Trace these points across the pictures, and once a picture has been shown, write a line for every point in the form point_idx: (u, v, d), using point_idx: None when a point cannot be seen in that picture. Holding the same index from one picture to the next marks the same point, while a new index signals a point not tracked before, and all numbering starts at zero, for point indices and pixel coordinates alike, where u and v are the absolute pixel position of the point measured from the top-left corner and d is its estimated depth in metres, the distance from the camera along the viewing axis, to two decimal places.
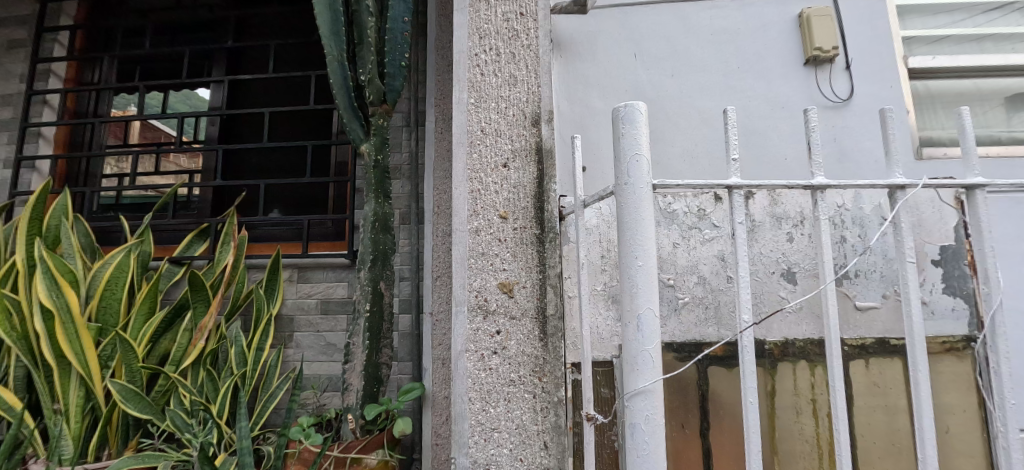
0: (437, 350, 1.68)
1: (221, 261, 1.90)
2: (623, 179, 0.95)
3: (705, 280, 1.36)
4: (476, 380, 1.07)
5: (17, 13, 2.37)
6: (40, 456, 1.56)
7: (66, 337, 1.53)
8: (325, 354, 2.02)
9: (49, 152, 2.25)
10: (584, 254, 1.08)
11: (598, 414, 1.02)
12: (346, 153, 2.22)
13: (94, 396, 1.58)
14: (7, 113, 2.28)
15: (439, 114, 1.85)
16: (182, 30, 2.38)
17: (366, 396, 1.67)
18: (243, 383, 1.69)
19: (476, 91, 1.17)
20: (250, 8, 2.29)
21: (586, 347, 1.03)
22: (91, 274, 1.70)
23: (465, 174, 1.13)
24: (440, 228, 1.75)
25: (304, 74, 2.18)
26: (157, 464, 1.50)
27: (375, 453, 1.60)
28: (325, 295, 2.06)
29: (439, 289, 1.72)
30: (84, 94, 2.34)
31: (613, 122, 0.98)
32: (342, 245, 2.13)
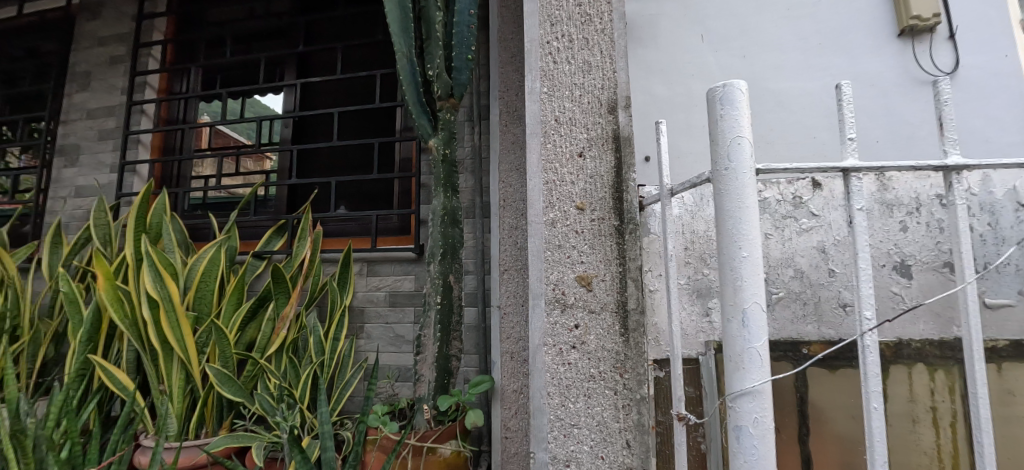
0: (506, 343, 1.69)
1: (299, 254, 2.00)
2: (723, 164, 0.90)
3: (803, 273, 1.28)
4: (554, 374, 1.05)
5: (116, 31, 2.59)
6: (150, 431, 1.67)
7: (169, 324, 1.65)
8: (395, 345, 2.08)
9: (146, 157, 2.45)
10: (669, 245, 1.03)
11: (690, 414, 0.97)
12: (410, 150, 2.27)
13: (193, 379, 1.70)
14: (111, 123, 2.50)
15: (504, 106, 1.84)
16: (257, 38, 2.52)
17: (437, 388, 1.70)
18: (322, 371, 1.78)
19: (550, 80, 1.16)
20: (320, 12, 2.39)
21: (676, 344, 0.99)
22: (188, 267, 1.83)
23: (539, 165, 1.11)
24: (505, 222, 1.76)
25: (370, 74, 2.24)
26: (252, 444, 1.58)
27: (449, 444, 1.65)
28: (393, 287, 2.11)
29: (507, 283, 1.73)
30: (176, 103, 2.53)
31: (709, 103, 0.92)
32: (408, 239, 2.19)
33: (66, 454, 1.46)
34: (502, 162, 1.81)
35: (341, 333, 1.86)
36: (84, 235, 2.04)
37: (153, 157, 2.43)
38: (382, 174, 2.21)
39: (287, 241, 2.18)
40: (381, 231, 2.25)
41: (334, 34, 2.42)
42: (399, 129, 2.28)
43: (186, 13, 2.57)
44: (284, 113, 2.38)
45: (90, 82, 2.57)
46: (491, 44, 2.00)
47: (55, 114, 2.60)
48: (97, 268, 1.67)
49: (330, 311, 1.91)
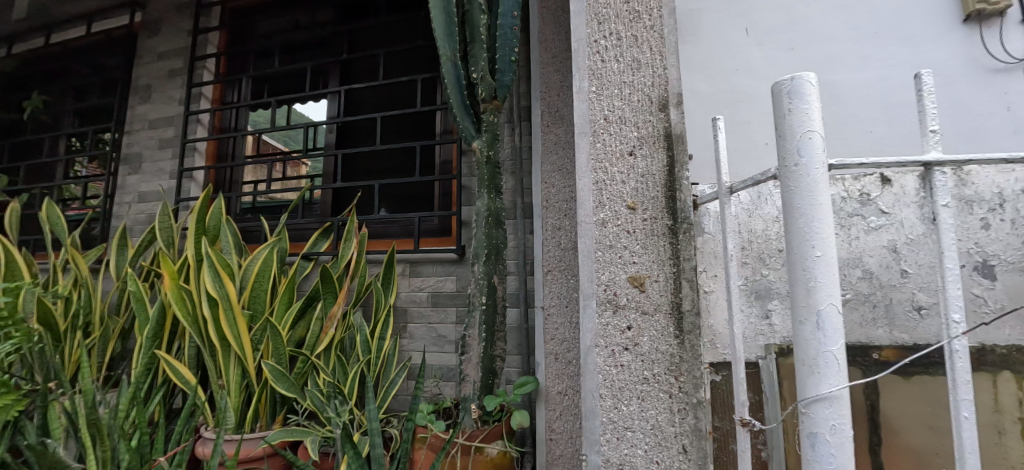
0: (550, 345, 1.69)
1: (345, 255, 2.04)
2: (793, 160, 0.87)
3: (872, 274, 1.22)
4: (607, 376, 1.04)
5: (174, 45, 2.72)
6: (209, 424, 1.74)
7: (226, 322, 1.72)
8: (437, 345, 2.10)
9: (202, 163, 2.56)
10: (731, 246, 1.00)
11: (755, 420, 0.93)
12: (450, 152, 2.30)
13: (248, 375, 1.76)
14: (170, 132, 2.63)
15: (545, 106, 1.83)
16: (303, 47, 2.61)
17: (483, 388, 1.71)
18: (368, 369, 1.84)
19: (598, 79, 1.15)
20: (363, 19, 2.45)
21: (738, 347, 0.96)
22: (243, 267, 1.91)
23: (589, 165, 1.11)
24: (549, 222, 1.75)
25: (411, 79, 2.27)
26: (304, 439, 1.63)
27: (496, 444, 1.66)
28: (435, 288, 2.13)
29: (551, 284, 1.72)
30: (229, 112, 2.64)
31: (775, 97, 0.90)
32: (449, 240, 2.21)
33: (135, 443, 1.53)
34: (544, 162, 1.80)
35: (387, 332, 1.91)
36: (148, 238, 2.16)
37: (207, 164, 2.54)
38: (424, 176, 2.24)
39: (333, 242, 2.23)
40: (424, 232, 2.28)
41: (376, 41, 2.49)
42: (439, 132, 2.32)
43: (238, 26, 2.68)
44: (327, 119, 2.44)
45: (151, 95, 2.71)
46: (531, 44, 1.99)
47: (119, 125, 2.75)
48: (163, 268, 1.77)
49: (375, 311, 1.95)
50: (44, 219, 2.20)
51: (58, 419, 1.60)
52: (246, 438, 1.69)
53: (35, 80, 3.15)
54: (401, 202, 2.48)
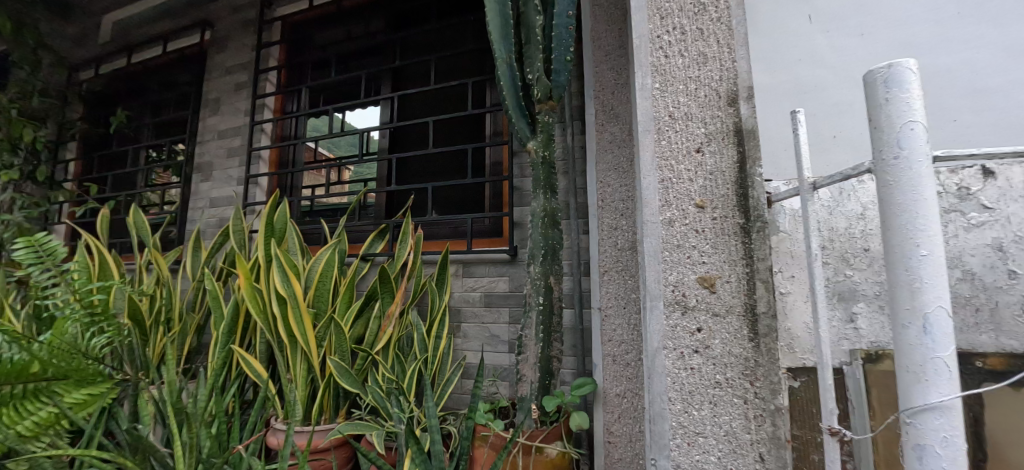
0: (607, 346, 1.66)
1: (401, 256, 2.09)
2: (895, 153, 0.88)
3: (973, 273, 1.20)
4: (675, 379, 1.04)
5: (240, 60, 2.86)
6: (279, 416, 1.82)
7: (294, 320, 1.79)
8: (491, 345, 2.11)
9: (266, 170, 2.68)
10: (814, 244, 1.01)
11: (843, 429, 0.95)
12: (501, 154, 2.31)
13: (314, 370, 1.83)
14: (238, 141, 2.77)
15: (598, 104, 1.80)
16: (357, 56, 2.68)
17: (540, 389, 1.70)
18: (426, 367, 1.87)
19: (661, 75, 1.12)
20: (416, 25, 2.51)
21: (824, 350, 0.96)
22: (306, 269, 1.97)
23: (653, 163, 1.09)
24: (604, 222, 1.72)
25: (462, 83, 2.29)
26: (370, 433, 1.69)
27: (555, 444, 1.65)
28: (487, 288, 2.15)
29: (607, 285, 1.70)
30: (289, 121, 2.75)
31: (867, 87, 0.91)
32: (501, 241, 2.21)
33: (216, 432, 1.63)
34: (599, 161, 1.77)
35: (443, 332, 1.93)
36: (220, 239, 2.27)
37: (271, 170, 2.66)
38: (476, 178, 2.26)
39: (388, 243, 2.28)
40: (476, 233, 2.30)
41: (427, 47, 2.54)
42: (489, 134, 2.34)
43: (296, 38, 2.79)
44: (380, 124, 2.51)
45: (220, 107, 2.86)
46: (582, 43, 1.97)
47: (192, 136, 2.92)
48: (240, 268, 1.87)
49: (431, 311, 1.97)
50: (131, 224, 2.36)
51: (147, 406, 1.72)
52: (316, 430, 1.77)
53: (120, 98, 3.40)
54: (453, 204, 2.52)
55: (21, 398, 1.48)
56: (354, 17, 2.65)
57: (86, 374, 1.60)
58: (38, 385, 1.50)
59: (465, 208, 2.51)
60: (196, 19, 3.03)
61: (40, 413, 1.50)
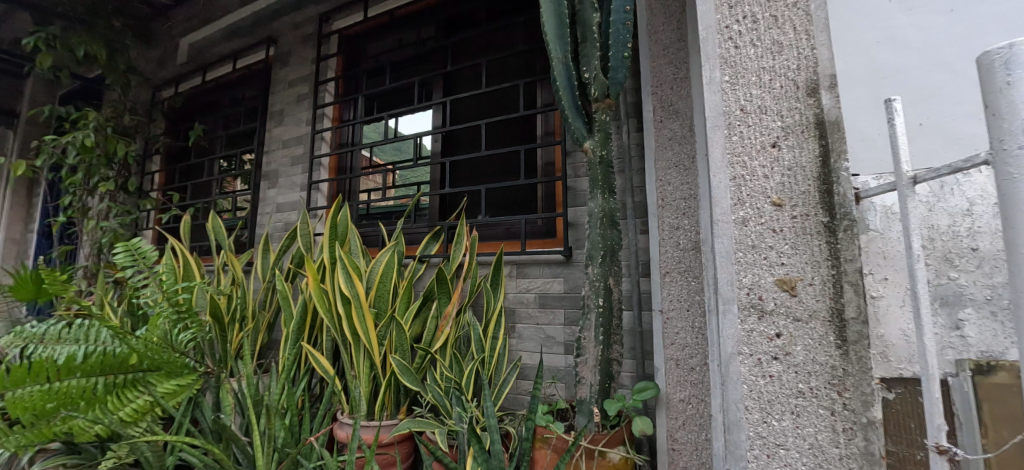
0: (669, 349, 1.60)
1: (457, 257, 2.11)
2: (1017, 142, 0.80)
3: None
4: (752, 387, 1.05)
5: (301, 73, 2.96)
6: (345, 410, 1.88)
7: (359, 319, 1.84)
8: (546, 346, 2.09)
9: (326, 176, 2.78)
10: (917, 244, 0.99)
11: (952, 447, 0.94)
12: (553, 154, 2.29)
13: (376, 368, 1.87)
14: (300, 149, 2.88)
15: (656, 100, 1.73)
16: (410, 63, 2.73)
17: (600, 392, 1.67)
18: (483, 368, 1.88)
19: (731, 67, 1.13)
20: (468, 29, 2.53)
21: (929, 356, 0.96)
22: (368, 271, 2.02)
23: (725, 159, 1.11)
24: (665, 222, 1.66)
25: (513, 84, 2.28)
26: (429, 430, 1.71)
27: (618, 449, 1.62)
28: (542, 289, 2.13)
29: (669, 286, 1.63)
30: (347, 129, 2.83)
31: (982, 68, 0.85)
32: (555, 241, 2.19)
33: (289, 422, 1.74)
34: (658, 159, 1.70)
35: (499, 332, 1.93)
36: (287, 242, 2.36)
37: (330, 176, 2.75)
38: (528, 179, 2.25)
39: (442, 244, 2.29)
40: (529, 235, 2.28)
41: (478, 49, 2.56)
42: (541, 134, 2.32)
43: (353, 50, 2.88)
44: (433, 129, 2.54)
45: (284, 118, 2.99)
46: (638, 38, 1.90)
47: (259, 146, 3.06)
48: (309, 269, 1.94)
49: (486, 312, 1.98)
50: (210, 228, 2.49)
51: (228, 396, 1.85)
52: (379, 426, 1.81)
53: (196, 112, 3.62)
54: (506, 204, 2.52)
55: (121, 388, 1.71)
56: (406, 25, 2.70)
57: (175, 367, 1.82)
58: (135, 376, 1.74)
59: (517, 209, 2.50)
60: (263, 37, 3.19)
61: (137, 401, 1.71)
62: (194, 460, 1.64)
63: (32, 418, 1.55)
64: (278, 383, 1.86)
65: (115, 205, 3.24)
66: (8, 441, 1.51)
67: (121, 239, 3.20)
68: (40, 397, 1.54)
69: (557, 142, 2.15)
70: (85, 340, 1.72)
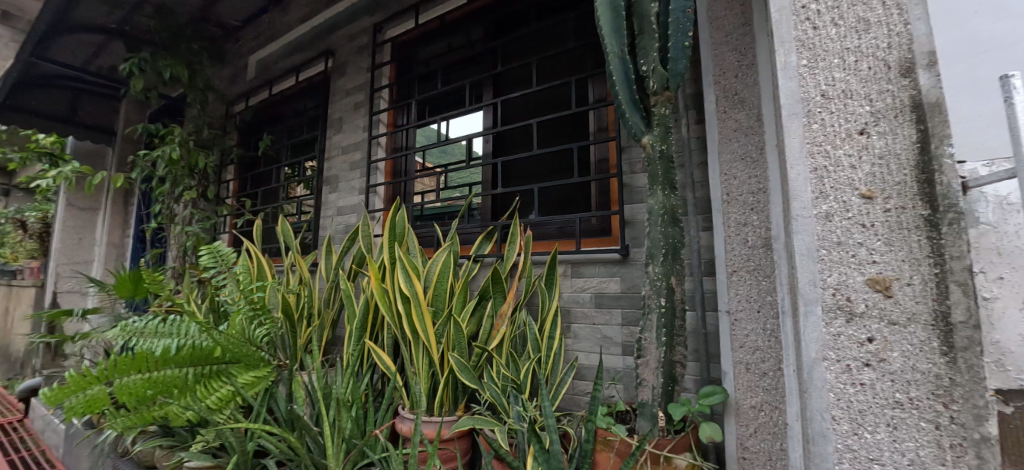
0: (738, 353, 1.52)
1: (511, 258, 2.09)
2: None
3: None
4: (840, 396, 1.01)
5: (357, 80, 3.04)
6: (406, 406, 1.91)
7: (418, 317, 1.85)
8: (603, 346, 2.04)
9: (382, 179, 2.83)
10: None
11: None
12: (607, 150, 2.24)
13: (435, 365, 1.88)
14: (358, 155, 2.95)
15: (720, 90, 1.63)
16: (461, 66, 2.73)
17: (663, 396, 1.60)
18: (540, 367, 1.85)
19: (809, 49, 1.10)
20: (518, 29, 2.51)
21: None
22: (425, 270, 2.04)
23: (804, 150, 1.08)
24: (731, 218, 1.56)
25: (564, 81, 2.23)
26: (487, 427, 1.68)
27: (684, 455, 1.55)
28: (598, 289, 2.08)
29: (736, 286, 1.54)
30: (401, 133, 2.88)
31: None
32: (611, 240, 2.13)
33: (356, 415, 1.81)
34: (724, 152, 1.60)
35: (555, 332, 1.89)
36: (348, 242, 2.42)
37: (386, 179, 2.81)
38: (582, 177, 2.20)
39: (496, 244, 2.29)
40: (583, 233, 2.24)
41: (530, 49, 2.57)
42: (594, 130, 2.28)
43: (405, 57, 2.93)
44: (484, 130, 2.54)
45: (343, 126, 3.07)
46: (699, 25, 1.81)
47: (321, 153, 3.17)
48: (371, 270, 1.96)
49: (541, 312, 1.95)
50: (279, 230, 2.61)
51: (299, 388, 1.95)
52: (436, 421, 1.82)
53: (263, 124, 3.80)
54: (559, 203, 2.48)
55: (207, 379, 1.86)
56: (456, 30, 2.71)
57: (252, 360, 1.97)
58: (219, 367, 1.89)
59: (571, 207, 2.46)
60: (321, 51, 3.29)
61: (220, 391, 1.85)
62: (270, 446, 1.80)
63: (135, 403, 1.71)
64: (344, 377, 1.92)
65: (195, 211, 3.49)
66: (114, 422, 1.69)
67: (203, 243, 3.44)
68: (142, 384, 1.69)
69: (611, 138, 2.09)
70: (175, 334, 1.88)
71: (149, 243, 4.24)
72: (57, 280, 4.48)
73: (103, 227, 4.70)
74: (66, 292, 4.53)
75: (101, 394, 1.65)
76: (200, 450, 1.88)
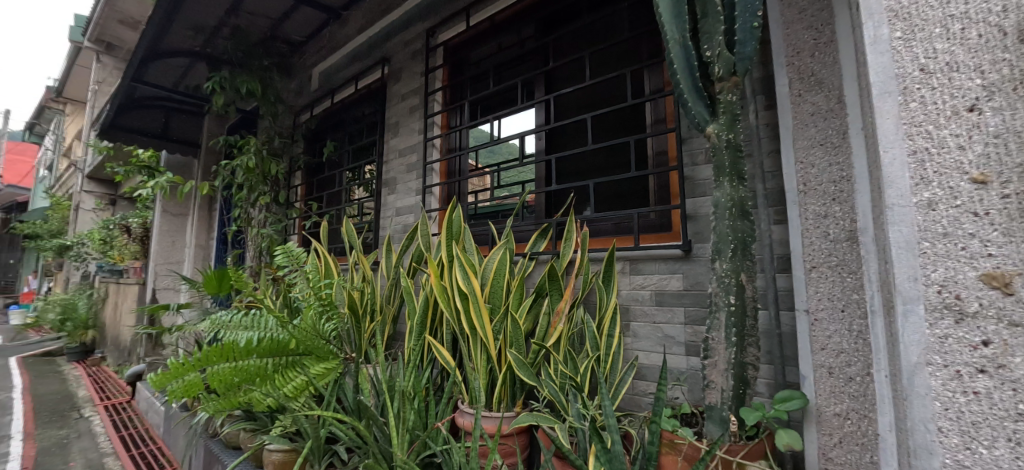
0: (819, 355, 1.40)
1: (567, 255, 2.03)
2: None
3: None
4: (948, 404, 0.93)
5: (412, 85, 3.07)
6: (465, 400, 1.91)
7: (476, 313, 1.84)
8: (664, 346, 1.95)
9: (437, 180, 2.85)
10: None
11: None
12: (665, 143, 2.15)
13: (494, 362, 1.86)
14: (414, 157, 2.98)
15: (794, 72, 1.51)
16: (514, 64, 2.71)
17: (734, 399, 1.51)
18: (599, 366, 1.79)
19: (905, 20, 1.03)
20: (570, 23, 2.45)
21: None
22: (482, 267, 2.03)
23: (900, 132, 1.01)
24: (809, 210, 1.45)
25: (620, 73, 2.14)
26: (542, 424, 1.65)
27: (760, 463, 1.46)
28: (658, 286, 1.99)
29: (816, 283, 1.42)
30: (455, 134, 2.88)
31: None
32: (672, 235, 2.04)
33: (418, 407, 1.85)
34: (799, 139, 1.48)
35: (615, 330, 1.82)
36: (407, 241, 2.45)
37: (441, 180, 2.82)
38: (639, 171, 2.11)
39: (550, 241, 2.22)
40: (642, 229, 2.17)
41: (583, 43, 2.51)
42: (651, 122, 2.19)
43: (457, 60, 2.93)
44: (537, 127, 2.50)
45: (399, 129, 3.11)
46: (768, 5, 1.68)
47: (380, 157, 3.23)
48: (431, 267, 1.98)
49: (599, 309, 1.89)
50: (345, 230, 2.67)
51: (366, 381, 2.00)
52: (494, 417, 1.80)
53: (327, 131, 3.94)
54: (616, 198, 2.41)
55: (283, 368, 1.97)
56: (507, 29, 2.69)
57: (323, 353, 2.07)
58: (293, 359, 2.00)
59: (628, 202, 2.39)
60: (377, 59, 3.35)
61: (295, 380, 1.95)
62: (340, 433, 1.89)
63: (225, 388, 1.82)
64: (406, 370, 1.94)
65: (269, 214, 3.72)
66: (208, 404, 1.85)
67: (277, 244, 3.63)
68: (230, 372, 1.80)
69: (671, 130, 1.99)
70: (255, 327, 2.00)
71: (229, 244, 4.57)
72: (155, 278, 4.96)
73: (191, 231, 5.11)
74: (163, 288, 4.94)
75: (197, 381, 1.76)
76: (279, 434, 2.00)
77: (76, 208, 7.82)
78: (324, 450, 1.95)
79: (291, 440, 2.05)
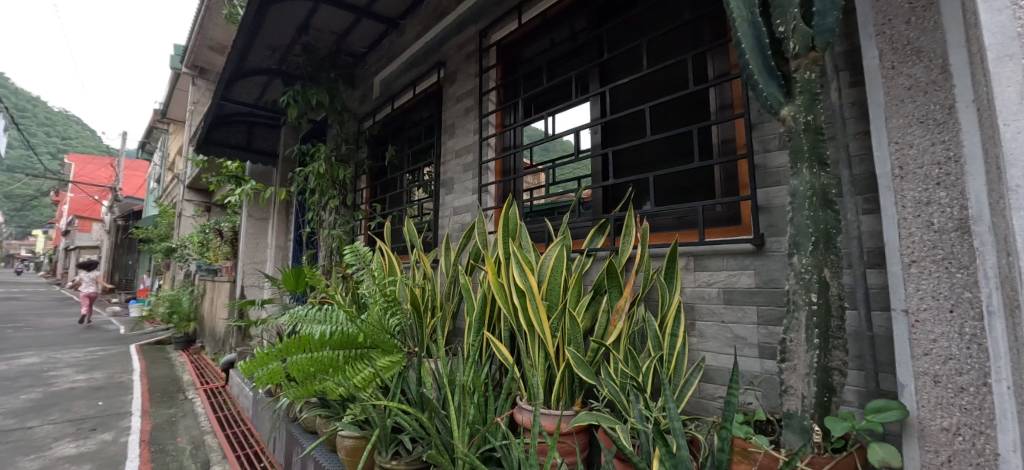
0: (920, 361, 1.23)
1: (627, 251, 1.93)
2: None
3: None
4: None
5: (468, 87, 3.03)
6: (523, 397, 1.85)
7: (533, 309, 1.77)
8: (734, 347, 1.81)
9: (492, 179, 2.80)
10: None
11: None
12: (732, 130, 2.00)
13: (552, 360, 1.78)
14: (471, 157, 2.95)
15: (884, 41, 1.33)
16: (568, 59, 2.61)
17: (818, 408, 1.35)
18: (662, 367, 1.67)
19: None
20: (625, 12, 2.34)
21: None
22: (539, 262, 1.95)
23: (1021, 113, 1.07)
24: (907, 197, 1.26)
25: (679, 59, 1.99)
26: (600, 424, 1.57)
27: None
28: (727, 283, 1.84)
29: (916, 280, 1.24)
30: (510, 132, 2.82)
31: None
32: (741, 229, 1.89)
33: (478, 401, 1.81)
34: (892, 117, 1.30)
35: (679, 329, 1.69)
36: (466, 239, 2.41)
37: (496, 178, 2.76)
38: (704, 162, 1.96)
39: (609, 236, 2.13)
40: (707, 222, 2.03)
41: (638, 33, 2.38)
42: (715, 108, 2.05)
43: (509, 59, 2.87)
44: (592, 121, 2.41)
45: (455, 130, 3.09)
46: None
47: (438, 159, 3.23)
48: (488, 264, 1.93)
49: (662, 306, 1.78)
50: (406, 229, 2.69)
51: (429, 376, 2.00)
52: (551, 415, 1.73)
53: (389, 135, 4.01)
54: (678, 190, 2.28)
55: (352, 360, 1.95)
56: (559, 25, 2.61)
57: (389, 346, 2.05)
58: (361, 351, 1.97)
59: (692, 194, 2.25)
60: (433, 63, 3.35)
61: (364, 372, 1.93)
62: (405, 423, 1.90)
63: (304, 377, 1.85)
64: (465, 366, 1.90)
65: (338, 216, 3.79)
66: (287, 392, 1.87)
67: (346, 244, 3.72)
68: (307, 362, 1.83)
69: (740, 116, 1.83)
70: (328, 321, 2.02)
71: (304, 244, 4.75)
72: (245, 276, 5.21)
73: (272, 233, 5.33)
74: (250, 285, 5.15)
75: (280, 369, 1.83)
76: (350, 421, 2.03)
77: (180, 216, 8.52)
78: (391, 439, 1.97)
79: (361, 427, 2.08)
